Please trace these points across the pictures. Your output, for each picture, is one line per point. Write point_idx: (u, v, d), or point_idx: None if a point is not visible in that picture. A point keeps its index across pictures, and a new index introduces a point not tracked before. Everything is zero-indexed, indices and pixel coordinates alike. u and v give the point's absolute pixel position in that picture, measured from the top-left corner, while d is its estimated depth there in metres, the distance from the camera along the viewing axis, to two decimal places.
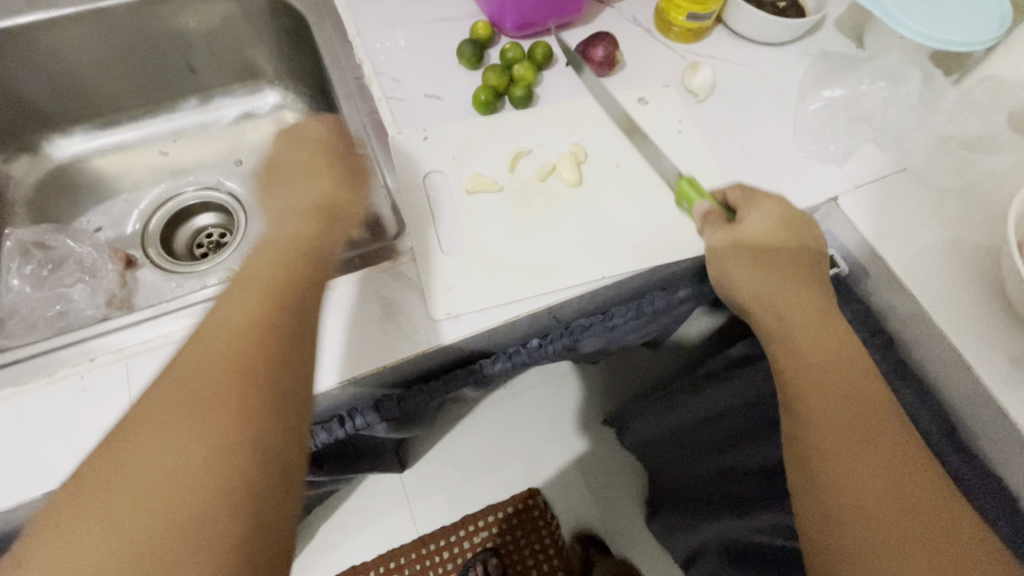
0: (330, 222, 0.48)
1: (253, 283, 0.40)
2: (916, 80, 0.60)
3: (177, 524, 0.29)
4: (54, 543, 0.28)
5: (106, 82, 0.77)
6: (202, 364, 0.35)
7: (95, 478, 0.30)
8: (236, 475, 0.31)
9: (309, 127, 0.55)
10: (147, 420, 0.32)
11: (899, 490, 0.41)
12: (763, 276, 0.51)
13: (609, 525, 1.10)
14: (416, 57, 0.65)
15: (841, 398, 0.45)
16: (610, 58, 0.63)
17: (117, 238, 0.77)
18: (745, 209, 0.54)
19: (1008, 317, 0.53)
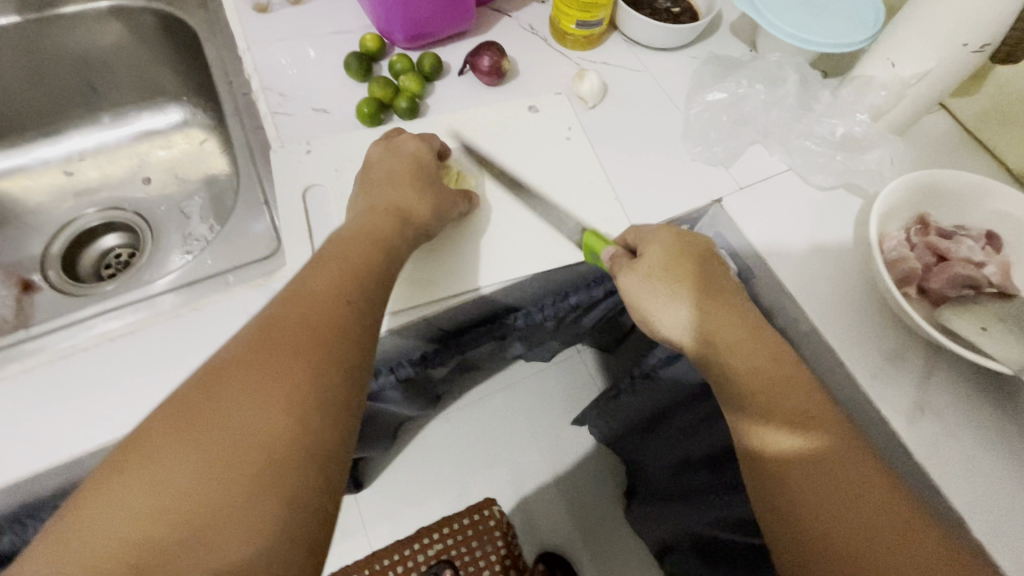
0: (401, 225, 0.49)
1: (341, 264, 0.43)
2: (793, 81, 0.61)
3: (252, 469, 0.31)
4: (133, 482, 0.30)
5: (3, 104, 0.76)
6: (284, 328, 0.37)
7: (174, 425, 0.32)
8: (305, 427, 0.33)
9: (404, 138, 0.55)
10: (223, 377, 0.34)
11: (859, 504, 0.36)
12: (681, 322, 0.48)
13: (586, 532, 0.99)
14: (305, 70, 0.65)
15: (789, 411, 0.41)
16: (497, 66, 0.63)
17: (14, 261, 0.75)
18: (642, 244, 0.51)
19: (877, 312, 0.54)
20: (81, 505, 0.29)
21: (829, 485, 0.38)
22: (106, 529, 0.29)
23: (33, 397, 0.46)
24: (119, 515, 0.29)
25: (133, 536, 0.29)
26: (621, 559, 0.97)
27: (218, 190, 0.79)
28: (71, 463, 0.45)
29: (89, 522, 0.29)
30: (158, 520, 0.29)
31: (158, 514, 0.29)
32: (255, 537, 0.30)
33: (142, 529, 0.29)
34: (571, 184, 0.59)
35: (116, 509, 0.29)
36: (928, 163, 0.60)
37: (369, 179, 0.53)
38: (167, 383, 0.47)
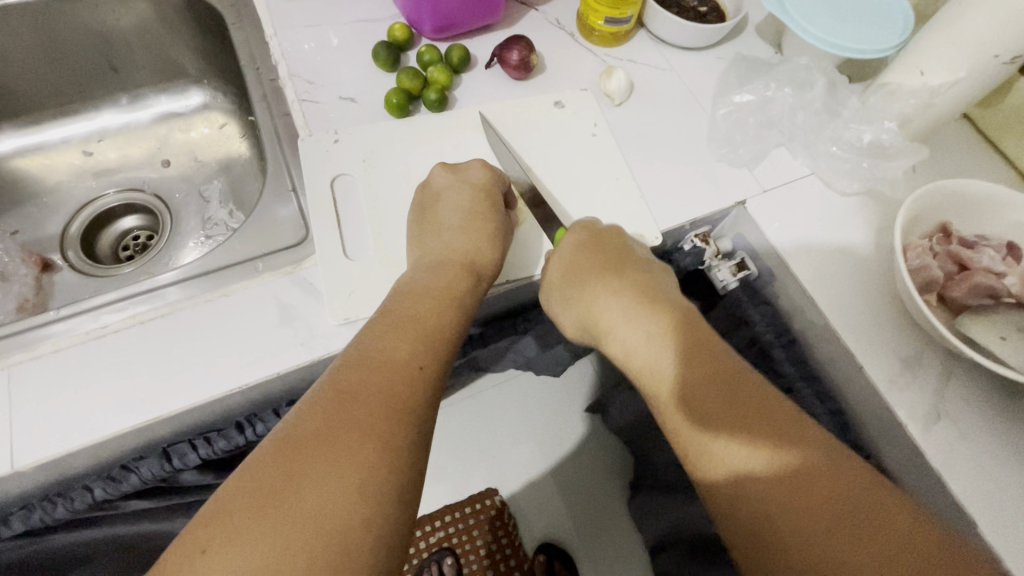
0: (473, 277, 0.49)
1: (410, 327, 0.42)
2: (821, 85, 0.61)
3: (326, 552, 0.30)
4: (215, 562, 0.30)
5: (26, 80, 0.76)
6: (358, 396, 0.36)
7: (251, 507, 0.31)
8: (377, 508, 0.33)
9: (473, 168, 0.55)
10: (299, 448, 0.34)
11: (819, 502, 0.35)
12: (582, 316, 0.52)
13: (578, 523, 0.96)
14: (333, 58, 0.65)
15: (768, 447, 0.38)
16: (526, 61, 0.63)
17: (34, 241, 0.75)
18: (551, 254, 0.55)
19: (896, 318, 0.54)
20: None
21: (790, 488, 0.36)
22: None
23: (65, 376, 0.46)
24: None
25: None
26: (619, 554, 0.93)
27: (238, 175, 0.79)
28: (103, 442, 0.45)
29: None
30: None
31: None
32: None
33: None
34: (596, 181, 0.60)
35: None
36: (949, 173, 0.61)
37: (437, 215, 0.53)
38: (197, 368, 0.47)
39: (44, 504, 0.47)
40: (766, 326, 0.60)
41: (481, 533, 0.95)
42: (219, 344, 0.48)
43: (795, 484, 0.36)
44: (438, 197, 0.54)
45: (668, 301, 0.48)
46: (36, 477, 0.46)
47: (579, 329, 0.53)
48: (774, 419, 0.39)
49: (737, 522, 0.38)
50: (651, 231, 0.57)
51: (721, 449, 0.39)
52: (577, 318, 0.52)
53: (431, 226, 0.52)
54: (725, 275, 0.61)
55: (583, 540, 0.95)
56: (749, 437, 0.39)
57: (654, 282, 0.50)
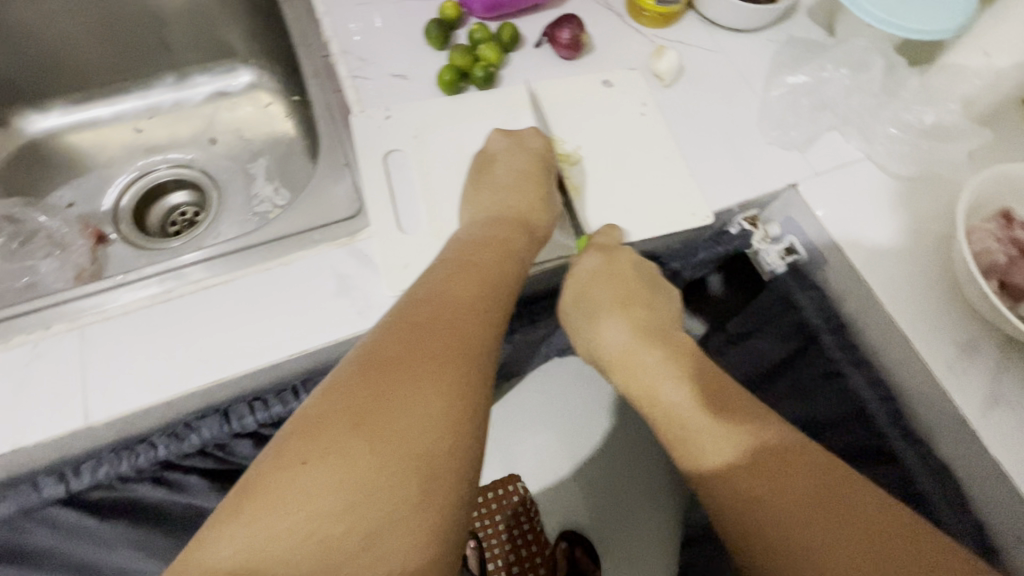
0: (526, 235, 0.51)
1: (475, 271, 0.44)
2: (879, 68, 0.60)
3: (415, 473, 0.32)
4: (315, 473, 0.32)
5: (82, 57, 0.78)
6: (434, 328, 0.38)
7: (344, 423, 0.33)
8: (461, 435, 0.35)
9: (526, 133, 0.57)
10: (384, 372, 0.36)
11: (807, 497, 0.37)
12: (589, 341, 0.53)
13: (602, 517, 0.95)
14: (384, 36, 0.65)
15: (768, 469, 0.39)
16: (577, 40, 0.63)
17: (89, 214, 0.77)
18: (575, 262, 0.54)
19: (953, 304, 0.53)
20: (271, 488, 0.32)
21: (765, 471, 0.39)
22: (295, 519, 0.31)
23: (133, 336, 0.48)
24: (306, 505, 0.31)
25: (317, 529, 0.31)
26: (647, 543, 0.93)
27: (283, 154, 0.81)
28: (171, 401, 0.47)
29: (280, 511, 0.31)
30: (337, 516, 0.31)
31: (337, 510, 0.31)
32: (418, 541, 0.31)
33: (324, 526, 0.31)
34: (645, 160, 0.59)
35: (303, 499, 0.31)
36: (1009, 159, 0.59)
37: (488, 176, 0.54)
38: (259, 333, 0.49)
39: (111, 458, 0.49)
40: (813, 312, 0.60)
41: (501, 519, 0.94)
42: (279, 310, 0.50)
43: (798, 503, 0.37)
44: (489, 159, 0.55)
45: (665, 341, 0.50)
46: (104, 433, 0.47)
47: (588, 350, 0.54)
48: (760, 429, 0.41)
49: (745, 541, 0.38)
50: (702, 210, 0.57)
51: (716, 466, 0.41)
52: (589, 343, 0.53)
53: (481, 186, 0.54)
54: (773, 259, 0.62)
55: (608, 531, 0.95)
56: (731, 436, 0.41)
57: (658, 320, 0.52)
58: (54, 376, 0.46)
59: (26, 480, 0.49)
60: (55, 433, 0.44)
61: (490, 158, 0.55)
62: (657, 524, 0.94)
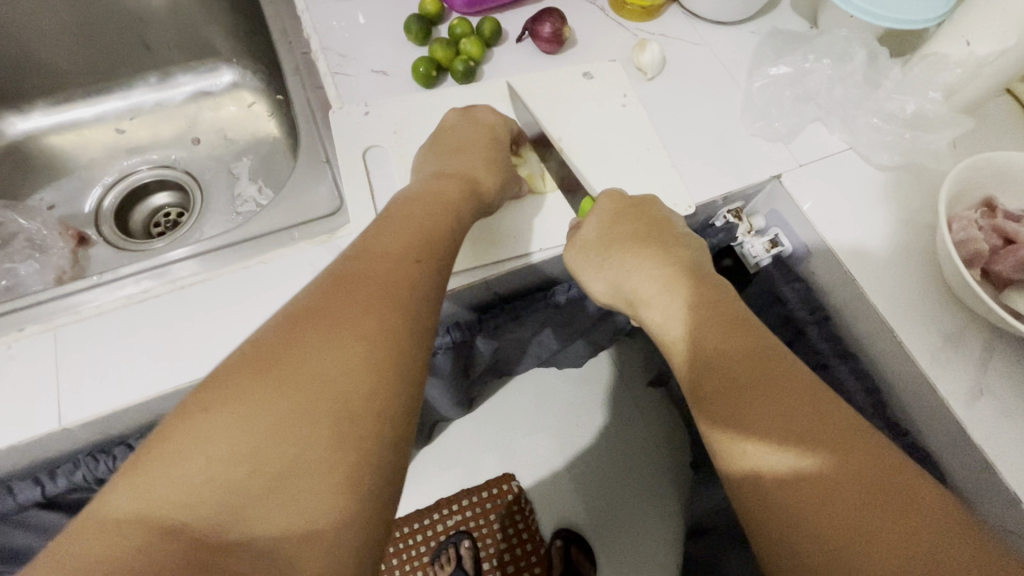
0: (473, 195, 0.49)
1: (411, 225, 0.43)
2: (861, 58, 0.60)
3: (329, 419, 0.30)
4: (213, 420, 0.29)
5: (61, 57, 0.77)
6: (359, 278, 0.36)
7: (252, 370, 0.31)
8: (384, 379, 0.32)
9: (483, 110, 0.56)
10: (301, 321, 0.33)
11: (864, 509, 0.30)
12: (615, 280, 0.49)
13: (599, 514, 0.94)
14: (364, 32, 0.65)
15: (810, 457, 0.32)
16: (559, 33, 0.62)
17: (71, 216, 0.76)
18: (582, 223, 0.53)
19: (938, 294, 0.53)
20: (162, 442, 0.28)
21: (805, 467, 0.32)
22: (189, 466, 0.27)
23: (107, 337, 0.47)
24: (200, 455, 0.28)
25: (215, 477, 0.27)
26: (649, 535, 0.93)
27: (267, 153, 0.80)
28: (145, 403, 0.46)
29: (170, 463, 0.27)
30: (236, 463, 0.28)
31: (238, 457, 0.28)
32: (333, 486, 0.28)
33: (224, 472, 0.28)
34: (628, 152, 0.59)
35: (197, 449, 0.28)
36: (994, 148, 0.59)
37: (442, 142, 0.54)
38: (237, 332, 0.48)
39: (87, 462, 0.48)
40: (799, 303, 0.60)
41: (494, 517, 0.94)
42: (257, 308, 0.49)
43: (838, 497, 0.30)
44: (442, 129, 0.55)
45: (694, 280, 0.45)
46: (79, 436, 0.47)
47: (610, 290, 0.50)
48: (815, 414, 0.34)
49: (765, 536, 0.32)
50: (684, 201, 0.56)
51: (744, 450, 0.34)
52: (613, 284, 0.50)
53: (437, 149, 0.53)
54: (758, 251, 0.61)
55: (606, 528, 0.94)
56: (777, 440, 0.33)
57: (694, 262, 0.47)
58: (27, 379, 0.45)
59: (1, 484, 0.48)
60: (27, 437, 0.44)
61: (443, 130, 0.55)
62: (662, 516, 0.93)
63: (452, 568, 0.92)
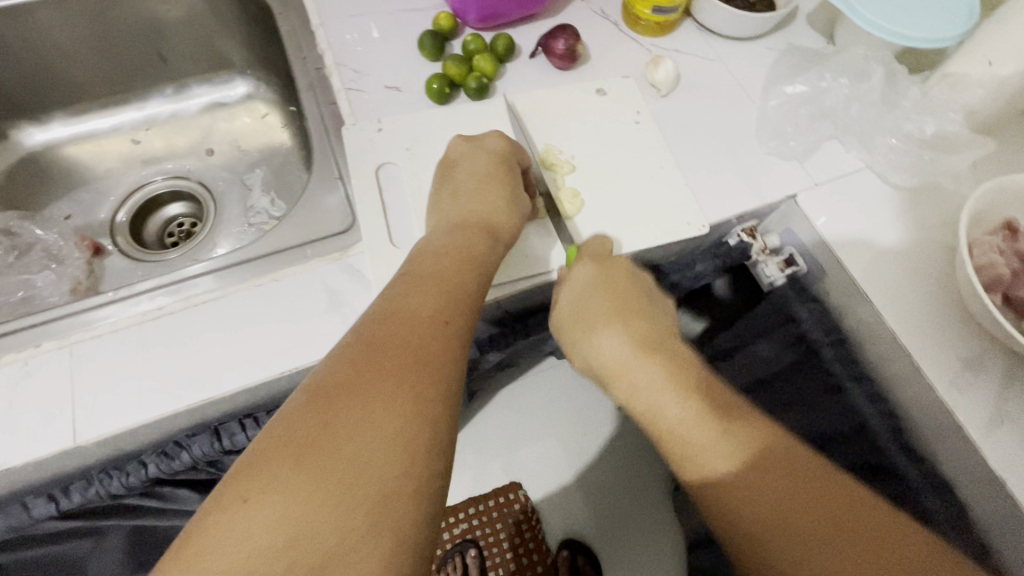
0: (490, 236, 0.49)
1: (436, 284, 0.43)
2: (879, 77, 0.59)
3: (368, 503, 0.31)
4: (257, 511, 0.30)
5: (79, 69, 0.78)
6: (390, 349, 0.37)
7: (292, 455, 0.32)
8: (415, 460, 0.33)
9: (491, 136, 0.55)
10: (335, 398, 0.34)
11: (814, 505, 0.36)
12: (586, 352, 0.50)
13: (606, 524, 0.94)
14: (378, 48, 0.65)
15: (734, 450, 0.39)
16: (572, 50, 0.62)
17: (87, 226, 0.77)
18: (563, 278, 0.53)
19: (957, 318, 0.52)
20: (210, 530, 0.29)
21: (754, 472, 0.38)
22: (234, 556, 0.28)
23: (121, 355, 0.48)
24: (245, 545, 0.29)
25: (258, 568, 0.28)
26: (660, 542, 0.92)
27: (279, 164, 0.80)
28: (160, 420, 0.47)
29: (218, 551, 0.29)
30: (279, 554, 0.29)
31: (280, 547, 0.29)
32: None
33: (269, 562, 0.29)
34: (641, 170, 0.59)
35: (244, 537, 0.29)
36: (1015, 168, 0.58)
37: (455, 178, 0.53)
38: (248, 350, 0.48)
39: (101, 478, 0.49)
40: (814, 327, 0.58)
41: (500, 527, 0.93)
42: (269, 326, 0.49)
43: (762, 474, 0.38)
44: (452, 164, 0.54)
45: (665, 353, 0.46)
46: (94, 452, 0.47)
47: (586, 365, 0.51)
48: (725, 405, 0.42)
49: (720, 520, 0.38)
50: (698, 219, 0.56)
51: (691, 446, 0.40)
52: (592, 357, 0.49)
53: (450, 191, 0.53)
54: (772, 271, 0.61)
55: (613, 540, 0.93)
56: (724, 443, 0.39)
57: (637, 297, 0.50)
58: (43, 396, 0.46)
59: (16, 499, 0.49)
60: (42, 454, 0.44)
61: (455, 164, 0.54)
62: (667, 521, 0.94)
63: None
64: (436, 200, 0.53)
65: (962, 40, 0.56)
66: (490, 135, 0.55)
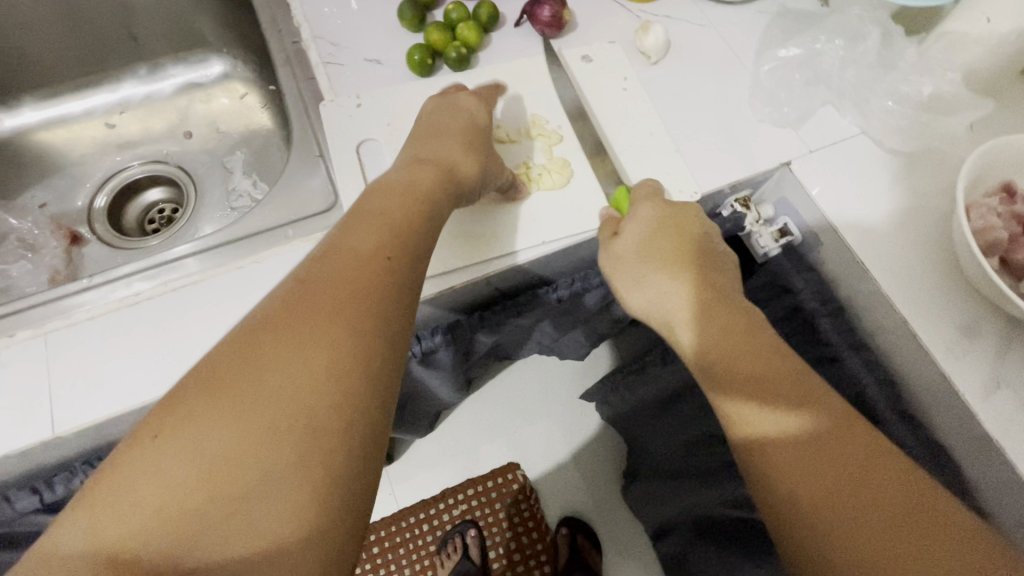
0: (445, 176, 0.48)
1: (380, 222, 0.41)
2: (875, 38, 0.57)
3: (289, 433, 0.30)
4: (168, 448, 0.29)
5: (46, 50, 0.75)
6: (320, 286, 0.35)
7: (210, 392, 0.30)
8: (344, 393, 0.32)
9: (461, 95, 0.55)
10: (259, 334, 0.33)
11: (866, 482, 0.34)
12: (647, 291, 0.50)
13: (601, 502, 0.94)
14: (355, 19, 0.63)
15: (800, 425, 0.38)
16: (558, 17, 0.60)
17: (63, 214, 0.75)
18: (620, 222, 0.51)
19: (952, 283, 0.51)
20: (121, 469, 0.28)
21: (811, 449, 0.37)
22: (145, 493, 0.27)
23: (100, 343, 0.46)
24: (157, 482, 0.28)
25: (170, 500, 0.27)
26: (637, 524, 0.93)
27: (260, 146, 0.78)
28: (143, 408, 0.45)
29: (128, 489, 0.28)
30: (194, 486, 0.28)
31: (193, 481, 0.28)
32: (293, 506, 0.29)
33: (183, 494, 0.28)
34: (632, 140, 0.57)
35: (156, 472, 0.28)
36: (1013, 130, 0.57)
37: (422, 128, 0.52)
38: (231, 333, 0.47)
39: (85, 469, 0.47)
40: (809, 295, 0.58)
41: (500, 506, 0.94)
42: (252, 308, 0.48)
43: (823, 448, 0.36)
44: (421, 117, 0.54)
45: (725, 300, 0.47)
46: (76, 442, 0.46)
47: (644, 309, 0.51)
48: (797, 383, 0.40)
49: (765, 483, 0.38)
50: (690, 186, 0.55)
51: (756, 414, 0.40)
52: (652, 299, 0.49)
53: (416, 138, 0.52)
54: (766, 241, 0.59)
55: (606, 516, 0.93)
56: (776, 412, 0.39)
57: (716, 282, 0.48)
58: (19, 387, 0.44)
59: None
60: (22, 445, 0.43)
61: (423, 115, 0.54)
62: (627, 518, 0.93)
63: (458, 557, 0.90)
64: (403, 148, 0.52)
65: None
66: (461, 91, 0.55)
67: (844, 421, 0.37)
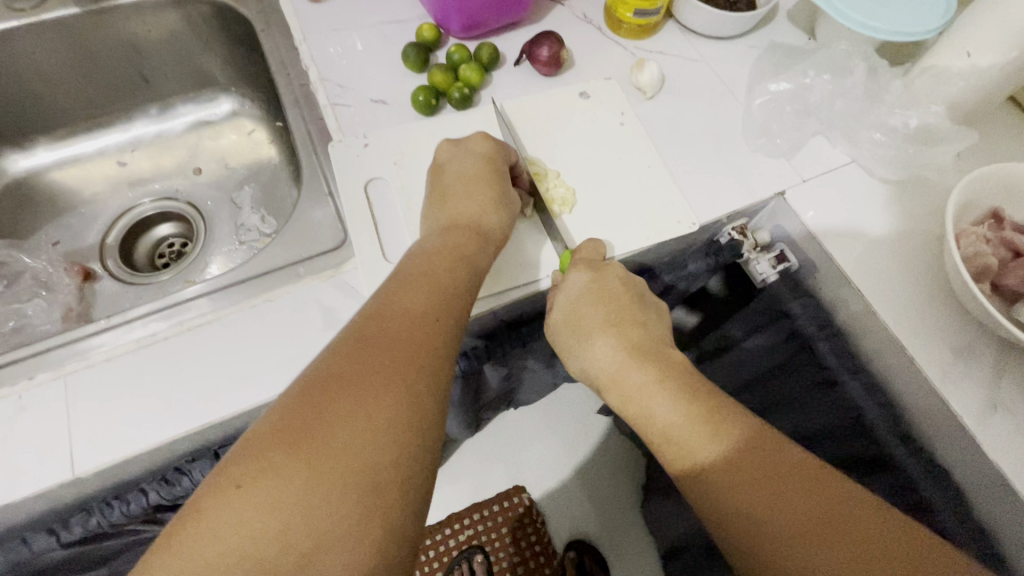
0: (481, 239, 0.49)
1: (431, 282, 0.43)
2: (861, 72, 0.60)
3: (355, 491, 0.32)
4: (249, 498, 0.30)
5: (62, 94, 0.77)
6: (388, 345, 0.37)
7: (283, 444, 0.32)
8: (404, 450, 0.34)
9: (475, 138, 0.55)
10: (331, 389, 0.35)
11: (786, 484, 0.37)
12: (583, 362, 0.49)
13: (607, 522, 0.94)
14: (361, 61, 0.65)
15: (723, 444, 0.39)
16: (557, 56, 0.63)
17: (76, 251, 0.77)
18: (557, 287, 0.52)
19: (945, 308, 0.53)
20: (203, 516, 0.30)
21: (742, 468, 0.38)
22: (226, 542, 0.29)
23: (119, 383, 0.47)
24: (236, 531, 0.30)
25: (250, 550, 0.29)
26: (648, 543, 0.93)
27: (268, 180, 0.80)
28: (160, 447, 0.46)
29: (210, 539, 0.29)
30: (270, 537, 0.30)
31: (269, 532, 0.30)
32: (357, 559, 0.30)
33: (262, 545, 0.30)
34: (632, 172, 0.59)
35: (237, 521, 0.30)
36: (997, 157, 0.59)
37: (442, 186, 0.53)
38: (244, 372, 0.48)
39: (102, 508, 0.49)
40: (807, 320, 0.59)
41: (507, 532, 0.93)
42: (266, 345, 0.49)
43: (736, 466, 0.38)
44: (435, 170, 0.54)
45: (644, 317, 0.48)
46: (94, 482, 0.47)
47: (583, 370, 0.50)
48: (701, 397, 0.42)
49: (704, 506, 0.39)
50: (688, 217, 0.56)
51: (676, 436, 0.41)
52: (585, 367, 0.49)
53: (439, 199, 0.53)
54: (765, 268, 0.61)
55: (613, 536, 0.94)
56: (699, 429, 0.40)
57: (653, 342, 0.47)
58: (40, 429, 0.45)
59: (16, 532, 0.48)
60: (41, 488, 0.44)
61: (439, 170, 0.54)
62: (639, 536, 0.94)
63: None
64: (425, 211, 0.53)
65: (941, 32, 0.56)
66: (473, 138, 0.55)
67: (755, 433, 0.40)
